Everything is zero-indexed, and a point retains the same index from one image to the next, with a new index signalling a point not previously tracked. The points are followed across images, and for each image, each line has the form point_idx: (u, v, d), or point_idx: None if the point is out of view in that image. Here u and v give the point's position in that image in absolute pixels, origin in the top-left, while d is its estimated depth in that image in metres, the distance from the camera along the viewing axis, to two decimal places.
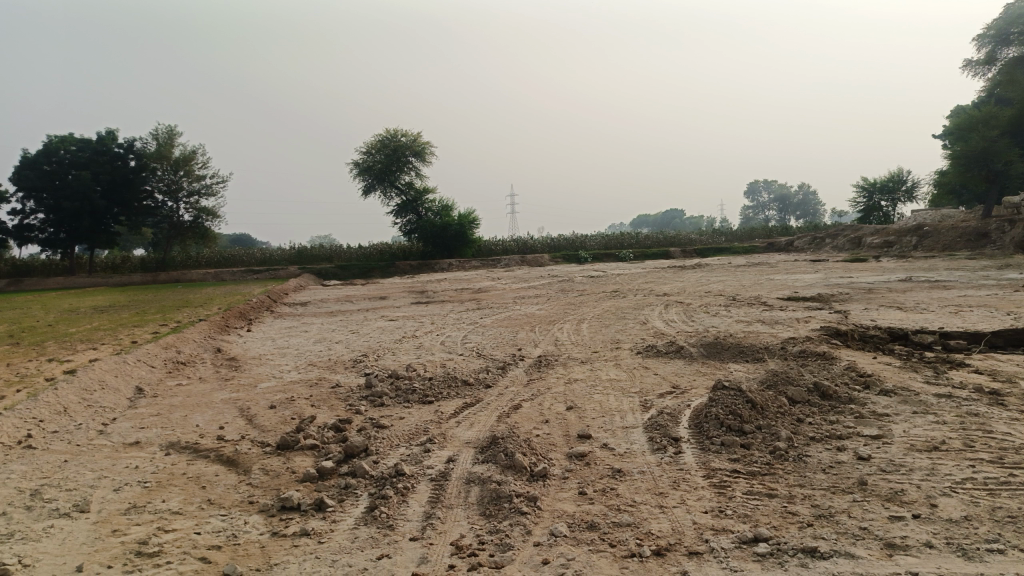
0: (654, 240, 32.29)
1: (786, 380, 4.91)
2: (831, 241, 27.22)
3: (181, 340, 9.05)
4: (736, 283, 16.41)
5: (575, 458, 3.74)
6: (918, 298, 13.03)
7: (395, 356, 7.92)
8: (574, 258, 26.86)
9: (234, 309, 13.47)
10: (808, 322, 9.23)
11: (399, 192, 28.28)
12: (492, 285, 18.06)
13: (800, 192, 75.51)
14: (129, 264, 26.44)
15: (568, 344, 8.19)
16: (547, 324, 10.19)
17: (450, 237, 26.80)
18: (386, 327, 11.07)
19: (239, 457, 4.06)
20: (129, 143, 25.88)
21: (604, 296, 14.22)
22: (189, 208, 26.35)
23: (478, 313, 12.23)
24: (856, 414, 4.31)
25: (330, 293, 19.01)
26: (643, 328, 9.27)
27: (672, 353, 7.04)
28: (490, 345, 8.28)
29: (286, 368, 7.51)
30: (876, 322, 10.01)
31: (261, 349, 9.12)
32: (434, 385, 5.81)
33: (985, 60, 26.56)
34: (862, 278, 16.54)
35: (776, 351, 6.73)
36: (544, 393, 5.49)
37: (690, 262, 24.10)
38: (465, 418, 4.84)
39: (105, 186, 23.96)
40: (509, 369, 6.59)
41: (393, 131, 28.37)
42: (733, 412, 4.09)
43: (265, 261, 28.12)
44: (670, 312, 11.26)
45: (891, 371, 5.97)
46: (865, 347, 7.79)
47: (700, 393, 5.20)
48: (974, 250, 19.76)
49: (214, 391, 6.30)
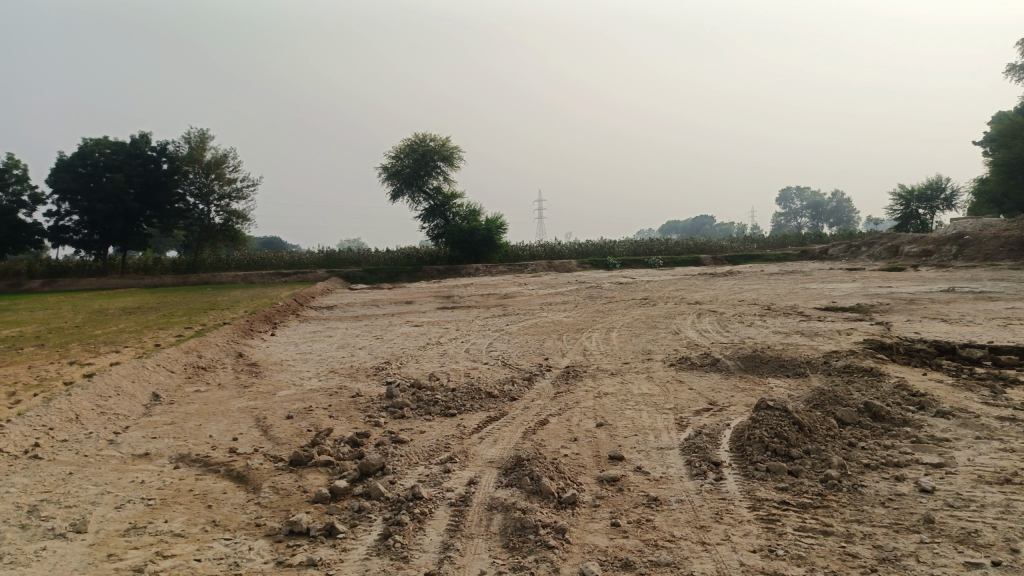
0: (684, 246, 31.81)
1: (833, 400, 4.58)
2: (866, 250, 26.55)
3: (203, 344, 8.92)
4: (770, 292, 15.97)
5: (606, 483, 3.46)
6: (962, 309, 12.50)
7: (419, 364, 7.69)
8: (603, 264, 26.56)
9: (259, 313, 13.38)
10: (849, 334, 8.83)
11: (428, 197, 28.21)
12: (520, 290, 17.82)
13: (832, 199, 74.23)
14: (161, 266, 26.69)
15: (597, 354, 7.90)
16: (576, 333, 9.90)
17: (478, 242, 26.63)
18: (410, 333, 10.85)
19: (249, 473, 3.84)
20: (163, 146, 26.15)
21: (633, 303, 13.89)
22: (220, 210, 26.51)
23: (505, 320, 11.96)
24: (914, 438, 3.98)
25: (356, 297, 18.92)
26: (675, 338, 8.94)
27: (707, 366, 6.71)
28: (516, 354, 8.03)
29: (308, 375, 7.32)
30: (920, 335, 9.57)
31: (283, 354, 8.94)
32: (457, 396, 5.56)
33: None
34: (902, 289, 15.99)
35: (818, 365, 6.38)
36: (572, 408, 5.21)
37: (721, 269, 23.61)
38: (489, 434, 4.58)
39: (138, 189, 24.20)
40: (536, 380, 6.32)
41: (422, 135, 28.34)
42: (779, 434, 3.78)
43: (293, 264, 28.18)
44: (703, 321, 10.90)
45: (945, 390, 5.58)
46: (913, 361, 7.38)
47: (739, 412, 4.88)
48: (1018, 260, 19.07)
49: (232, 399, 6.11)
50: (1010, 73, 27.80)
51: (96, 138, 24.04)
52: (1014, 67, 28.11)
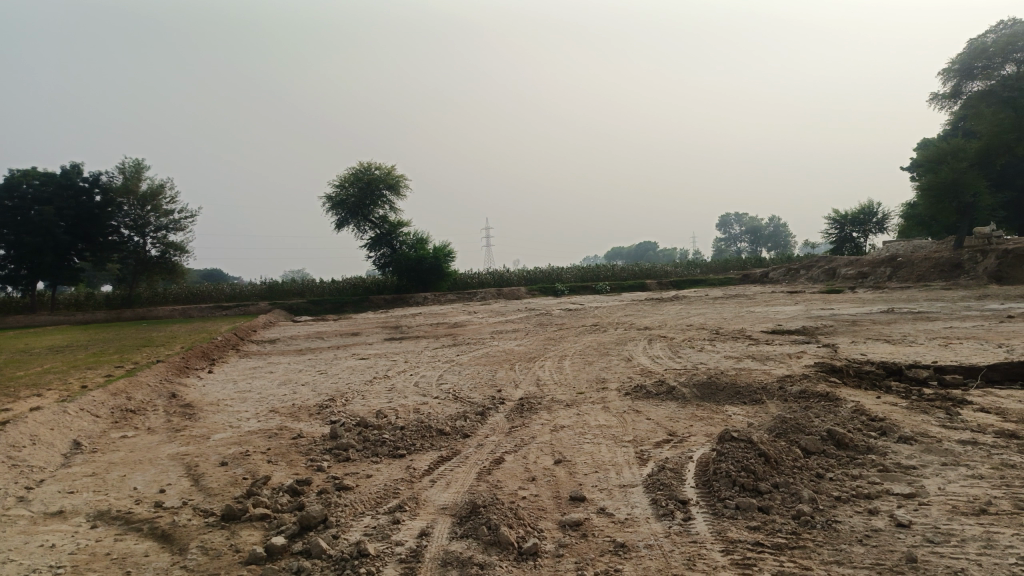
0: (629, 272, 32.07)
1: (796, 428, 4.44)
2: (806, 273, 27.17)
3: (133, 384, 8.36)
4: (717, 316, 16.07)
5: (569, 529, 3.22)
6: (904, 330, 12.74)
7: (365, 400, 7.33)
8: (551, 291, 26.50)
9: (196, 349, 12.76)
10: (800, 357, 8.82)
11: (373, 226, 27.81)
12: (469, 319, 17.53)
13: (770, 224, 76.36)
14: (93, 301, 25.54)
15: (551, 384, 7.69)
16: (527, 362, 9.67)
17: (425, 271, 26.33)
18: (356, 367, 10.46)
19: (176, 532, 3.47)
20: (96, 176, 25.18)
21: (584, 330, 13.76)
22: (157, 243, 25.57)
23: (454, 351, 11.67)
24: (881, 467, 3.86)
25: (300, 330, 18.36)
26: (628, 366, 8.78)
27: (664, 395, 6.55)
28: (467, 386, 7.75)
29: (247, 416, 6.89)
30: (867, 356, 9.65)
31: (220, 393, 8.46)
32: (406, 435, 5.26)
33: (953, 92, 26.77)
34: (844, 310, 16.29)
35: (774, 391, 6.28)
36: (528, 444, 4.97)
37: (668, 294, 23.82)
38: (441, 476, 4.30)
39: (69, 222, 23.19)
40: (489, 415, 6.06)
41: (366, 164, 27.99)
42: (747, 467, 3.61)
43: (234, 296, 27.32)
44: (655, 347, 10.81)
45: (902, 413, 5.53)
46: (864, 384, 7.38)
47: (700, 443, 4.71)
48: (949, 280, 19.71)
49: (162, 445, 5.67)
50: (934, 102, 29.04)
51: (23, 169, 22.96)
52: (937, 96, 29.37)
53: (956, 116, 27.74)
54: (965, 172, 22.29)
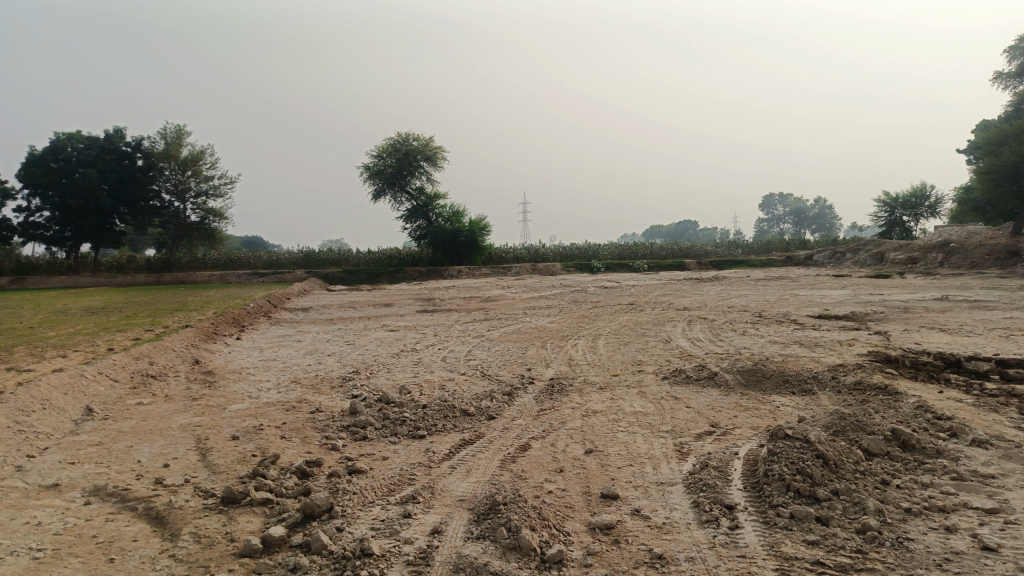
0: (668, 251, 31.37)
1: (855, 425, 4.00)
2: (852, 256, 26.24)
3: (158, 349, 8.20)
4: (759, 298, 15.48)
5: (599, 532, 2.86)
6: (960, 319, 12.05)
7: (390, 374, 7.04)
8: (587, 267, 26.05)
9: (227, 315, 12.65)
10: (851, 345, 8.29)
11: (410, 197, 27.56)
12: (503, 293, 17.22)
13: (815, 206, 74.41)
14: (134, 264, 25.82)
15: (584, 365, 7.31)
16: (561, 340, 9.29)
17: (461, 244, 26.05)
18: (385, 338, 10.22)
19: (170, 515, 3.20)
20: (138, 141, 25.35)
21: (620, 309, 13.34)
22: (197, 208, 25.68)
23: (486, 325, 11.34)
24: (954, 474, 3.42)
25: (333, 299, 18.22)
26: (666, 348, 8.35)
27: (704, 381, 6.12)
28: (496, 364, 7.41)
29: (267, 386, 6.65)
30: (922, 346, 9.06)
31: (245, 361, 8.26)
32: (428, 414, 4.94)
33: (1018, 71, 25.31)
34: (894, 296, 15.56)
35: (826, 381, 5.81)
36: (558, 429, 4.61)
37: (708, 274, 23.14)
38: (461, 462, 3.97)
39: (112, 185, 23.36)
40: (518, 395, 5.71)
41: (405, 134, 27.67)
42: (802, 470, 3.21)
43: (272, 264, 27.37)
44: (694, 329, 10.34)
45: (969, 411, 5.03)
46: (921, 376, 6.85)
47: (746, 437, 4.29)
48: (1005, 269, 18.78)
49: (176, 414, 5.44)
50: (997, 81, 27.60)
51: (69, 132, 23.24)
52: (1000, 75, 27.95)
53: (1019, 96, 26.29)
54: None
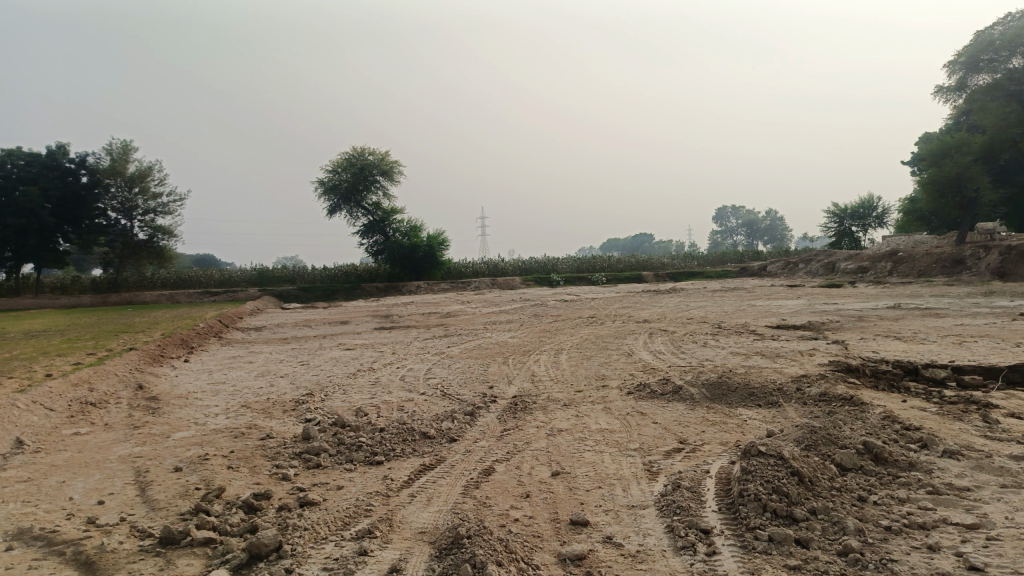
0: (626, 263, 31.52)
1: (827, 439, 3.90)
2: (804, 266, 26.68)
3: (98, 374, 7.77)
4: (717, 309, 15.54)
5: (570, 564, 2.68)
6: (913, 327, 12.23)
7: (346, 396, 6.77)
8: (546, 280, 25.98)
9: (176, 336, 12.18)
10: (812, 355, 8.28)
11: (366, 213, 27.19)
12: (462, 309, 17.01)
13: (766, 218, 75.84)
14: (79, 284, 24.89)
15: (547, 381, 7.14)
16: (522, 356, 9.12)
17: (419, 259, 25.78)
18: (341, 357, 9.91)
19: (101, 559, 2.91)
20: (83, 157, 24.50)
21: (581, 322, 13.23)
22: (145, 226, 24.90)
23: (445, 342, 11.10)
24: (931, 488, 3.33)
25: (287, 318, 17.75)
26: (629, 361, 8.23)
27: (670, 396, 6.00)
28: (457, 382, 7.20)
29: (215, 411, 6.32)
30: (880, 354, 9.12)
31: (192, 385, 7.89)
32: (385, 438, 4.71)
33: (957, 85, 26.08)
34: (848, 305, 15.78)
35: (791, 393, 5.73)
36: (523, 451, 4.42)
37: (665, 286, 23.23)
38: (422, 490, 3.76)
39: (55, 204, 22.51)
40: (480, 415, 5.51)
41: (360, 149, 27.35)
42: (778, 489, 3.08)
43: (224, 282, 26.65)
44: (656, 341, 10.26)
45: (934, 420, 4.99)
46: (882, 385, 6.85)
47: (716, 453, 4.16)
48: (951, 276, 19.25)
49: (115, 445, 5.09)
50: (938, 94, 28.47)
51: (8, 149, 22.34)
52: (940, 88, 28.85)
53: (959, 109, 27.10)
54: (967, 167, 21.76)
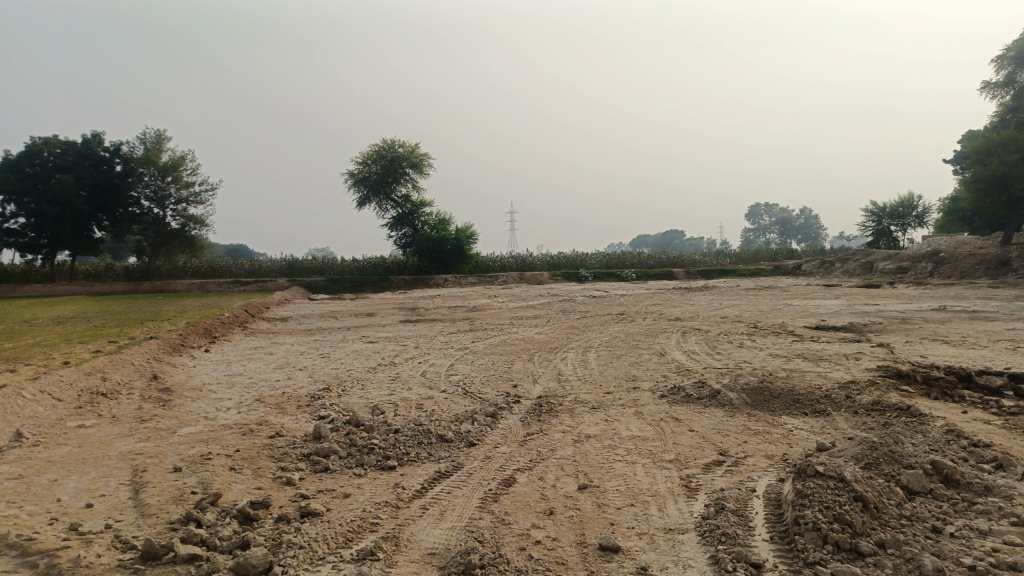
0: (656, 260, 30.95)
1: (888, 457, 3.48)
2: (841, 266, 25.91)
3: (113, 363, 7.56)
4: (752, 309, 15.00)
5: None
6: (962, 331, 11.59)
7: (364, 391, 6.46)
8: (575, 276, 25.58)
9: (198, 325, 12.01)
10: (857, 359, 7.79)
11: (396, 205, 26.98)
12: (489, 303, 16.68)
13: (800, 216, 74.39)
14: (112, 272, 25.04)
15: (574, 381, 6.77)
16: (549, 352, 8.75)
17: (447, 253, 25.50)
18: (363, 350, 9.63)
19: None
20: (117, 146, 24.60)
21: (610, 319, 12.83)
22: (177, 215, 24.99)
23: (470, 336, 10.77)
24: (1015, 517, 2.90)
25: (313, 309, 17.58)
26: (662, 361, 7.81)
27: (706, 401, 5.59)
28: (480, 380, 6.85)
29: (227, 406, 6.03)
30: (928, 359, 8.57)
31: (208, 376, 7.64)
32: (399, 441, 4.37)
33: (1006, 81, 25.04)
34: (889, 306, 15.13)
35: (839, 401, 5.29)
36: (547, 459, 4.05)
37: (696, 283, 22.67)
38: (436, 501, 3.41)
39: (89, 192, 22.61)
40: (502, 417, 5.15)
41: (391, 141, 27.12)
42: (840, 517, 2.68)
43: (253, 272, 26.63)
44: (689, 341, 9.81)
45: (1002, 435, 4.51)
46: (935, 393, 6.34)
47: (761, 469, 3.76)
48: (996, 278, 18.45)
49: (118, 440, 4.83)
50: (986, 91, 27.41)
51: (44, 137, 22.37)
52: (989, 84, 27.78)
53: (1006, 106, 26.10)
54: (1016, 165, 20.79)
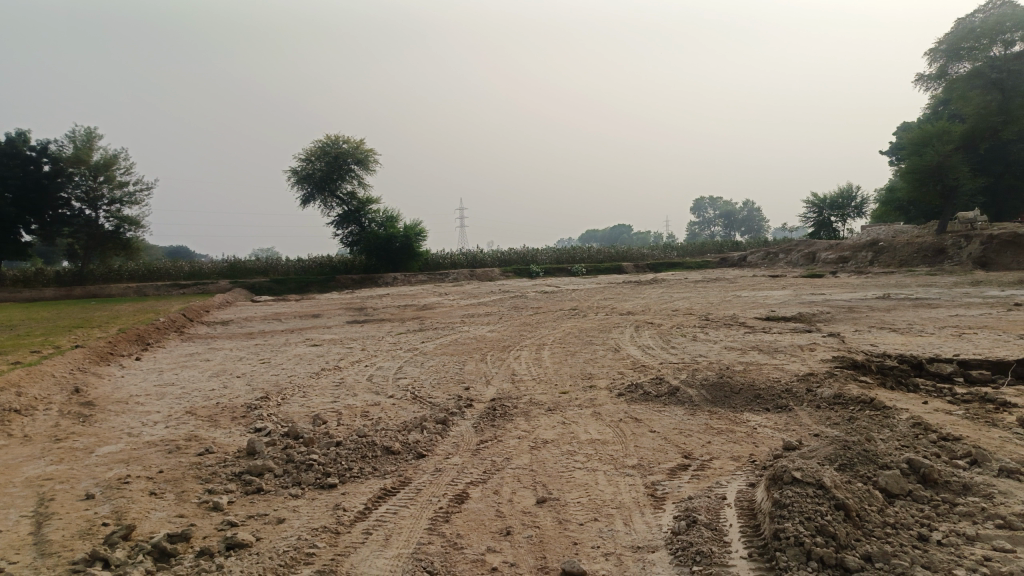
0: (606, 254, 30.97)
1: (862, 457, 3.29)
2: (785, 257, 26.27)
3: (31, 376, 6.96)
4: (703, 301, 14.97)
5: None
6: (907, 318, 11.72)
7: (305, 400, 6.06)
8: (525, 272, 25.34)
9: (130, 331, 11.33)
10: (812, 350, 7.70)
11: (341, 202, 26.31)
12: (440, 301, 16.32)
13: (744, 209, 75.78)
14: (42, 277, 23.74)
15: (528, 380, 6.50)
16: (501, 351, 8.45)
17: (396, 251, 25.00)
18: (306, 354, 9.18)
19: None
20: (44, 145, 23.33)
21: (562, 315, 12.61)
22: (110, 216, 23.76)
23: (420, 337, 10.40)
24: (1001, 519, 2.71)
25: (256, 311, 16.93)
26: (617, 358, 7.58)
27: (666, 399, 5.37)
28: (430, 383, 6.52)
29: (154, 420, 5.57)
30: (880, 348, 8.55)
31: (137, 387, 7.11)
32: (341, 455, 4.02)
33: (939, 73, 25.85)
34: (836, 295, 15.27)
35: (801, 395, 5.13)
36: (502, 470, 3.76)
37: (645, 277, 22.67)
38: (380, 525, 3.08)
39: (15, 193, 21.38)
40: (453, 424, 4.83)
41: (334, 137, 26.45)
42: (823, 529, 2.45)
43: (193, 274, 25.65)
44: (643, 335, 9.64)
45: (967, 427, 4.39)
46: (891, 383, 6.27)
47: (729, 473, 3.54)
48: (933, 266, 18.89)
49: (27, 463, 4.34)
50: (919, 84, 28.15)
51: None
52: (922, 77, 28.64)
53: (939, 99, 26.80)
54: (950, 155, 21.27)
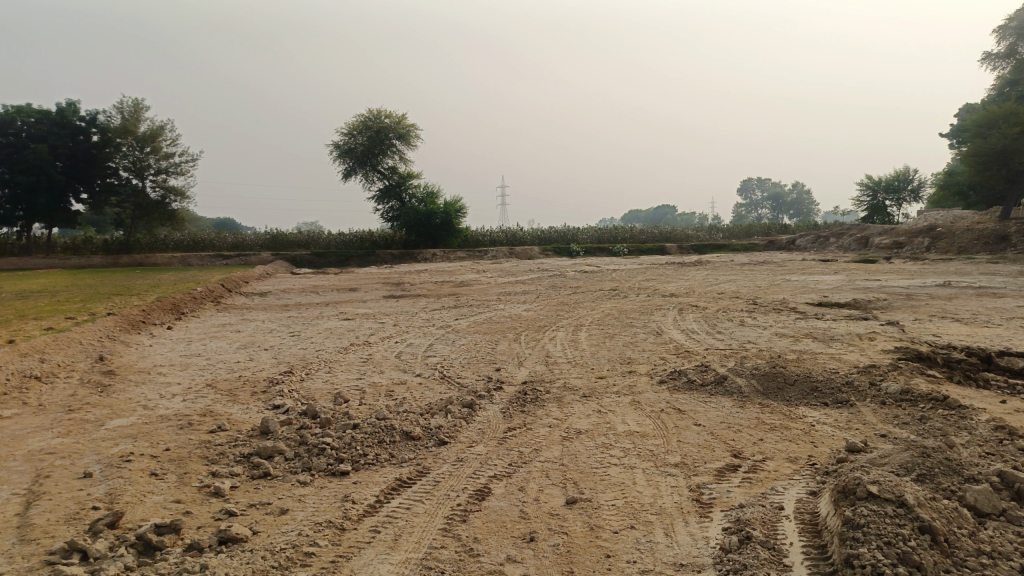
0: (648, 234, 30.30)
1: (945, 467, 2.84)
2: (836, 240, 25.24)
3: (58, 343, 6.82)
4: (750, 284, 14.35)
5: None
6: (970, 308, 10.98)
7: (329, 375, 5.80)
8: (565, 250, 24.88)
9: (165, 300, 11.25)
10: (870, 339, 7.16)
11: (383, 176, 26.12)
12: (477, 278, 15.97)
13: (793, 191, 73.64)
14: (90, 246, 24.05)
15: (563, 363, 6.14)
16: (537, 332, 8.08)
17: (436, 227, 24.77)
18: (337, 328, 8.96)
19: None
20: (93, 115, 23.51)
21: (602, 295, 12.16)
22: (157, 186, 23.94)
23: (454, 314, 10.09)
24: None
25: (294, 283, 16.79)
26: (659, 342, 7.15)
27: (712, 388, 4.95)
28: (460, 363, 6.20)
29: (173, 392, 5.35)
30: (943, 339, 7.95)
31: (162, 358, 6.93)
32: (356, 440, 3.71)
33: (1008, 50, 24.41)
34: (892, 282, 14.48)
35: (862, 389, 4.66)
36: (529, 464, 3.41)
37: (689, 258, 22.03)
38: (388, 524, 2.75)
39: (65, 162, 21.56)
40: (480, 408, 4.49)
41: (377, 111, 26.16)
42: (907, 557, 2.05)
43: (237, 245, 25.81)
44: (687, 319, 9.18)
45: None
46: (960, 377, 5.72)
47: (785, 477, 3.12)
48: (996, 253, 17.87)
49: (34, 435, 4.14)
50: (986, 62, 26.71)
51: (17, 106, 21.28)
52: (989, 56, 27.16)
53: (1005, 78, 25.34)
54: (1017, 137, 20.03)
